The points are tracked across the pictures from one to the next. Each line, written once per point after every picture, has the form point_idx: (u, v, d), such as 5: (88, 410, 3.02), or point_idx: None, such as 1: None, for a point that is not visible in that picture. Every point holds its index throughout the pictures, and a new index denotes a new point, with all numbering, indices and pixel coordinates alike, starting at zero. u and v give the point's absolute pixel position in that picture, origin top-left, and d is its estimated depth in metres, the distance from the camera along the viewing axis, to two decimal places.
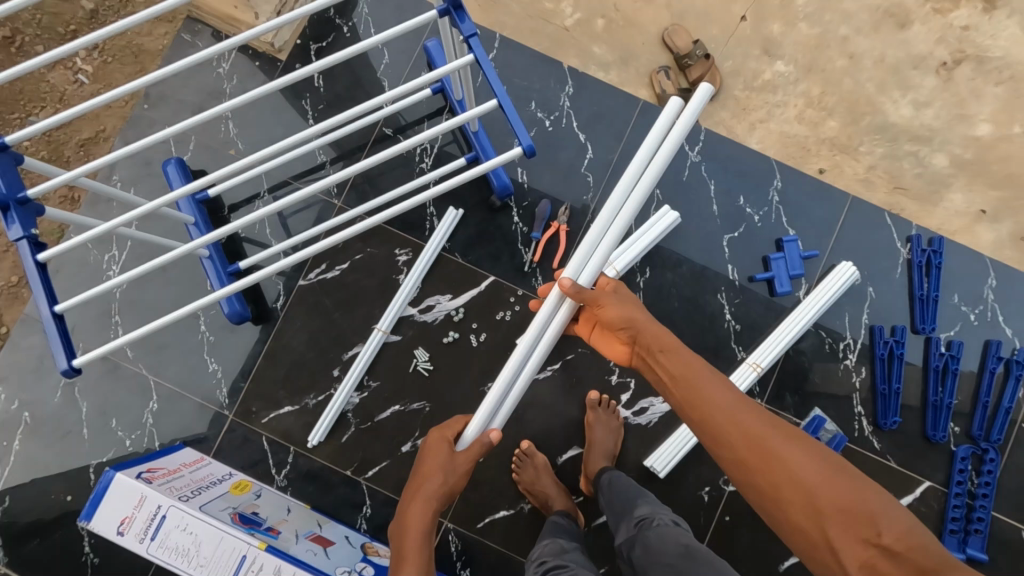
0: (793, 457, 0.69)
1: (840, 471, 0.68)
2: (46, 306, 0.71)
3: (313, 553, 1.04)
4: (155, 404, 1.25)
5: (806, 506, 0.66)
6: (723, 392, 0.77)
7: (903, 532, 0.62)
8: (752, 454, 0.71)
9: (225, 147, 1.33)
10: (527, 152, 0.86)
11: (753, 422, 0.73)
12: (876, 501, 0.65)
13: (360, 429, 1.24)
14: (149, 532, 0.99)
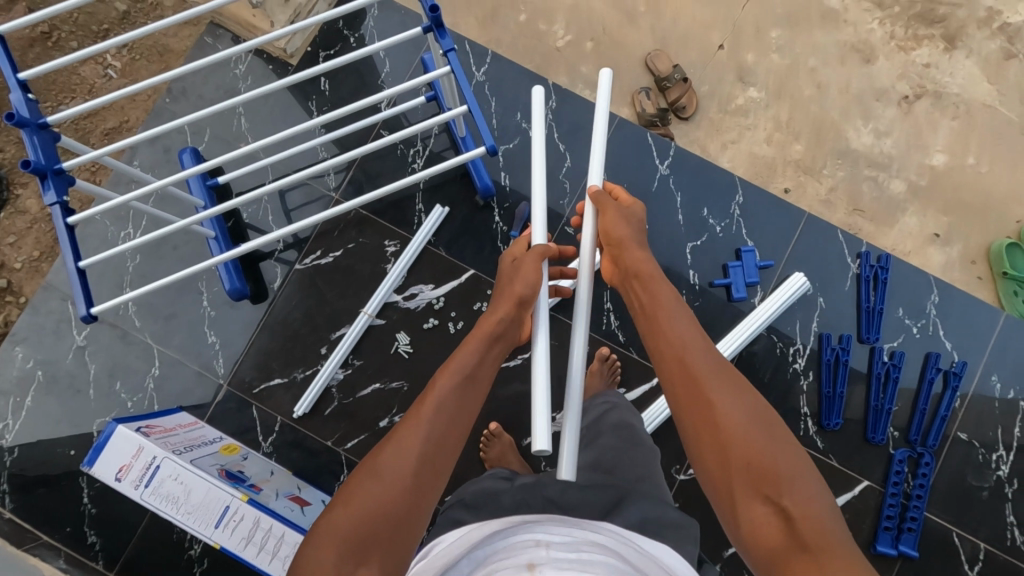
0: (730, 409, 0.75)
1: (769, 431, 0.74)
2: (71, 262, 0.83)
3: (290, 509, 1.15)
4: (157, 370, 1.36)
5: (720, 453, 0.74)
6: (687, 341, 0.84)
7: (802, 501, 0.68)
8: (693, 400, 0.78)
9: (237, 140, 1.46)
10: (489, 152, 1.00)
11: (703, 370, 0.80)
12: (790, 466, 0.71)
13: (343, 403, 1.34)
14: (144, 481, 1.09)
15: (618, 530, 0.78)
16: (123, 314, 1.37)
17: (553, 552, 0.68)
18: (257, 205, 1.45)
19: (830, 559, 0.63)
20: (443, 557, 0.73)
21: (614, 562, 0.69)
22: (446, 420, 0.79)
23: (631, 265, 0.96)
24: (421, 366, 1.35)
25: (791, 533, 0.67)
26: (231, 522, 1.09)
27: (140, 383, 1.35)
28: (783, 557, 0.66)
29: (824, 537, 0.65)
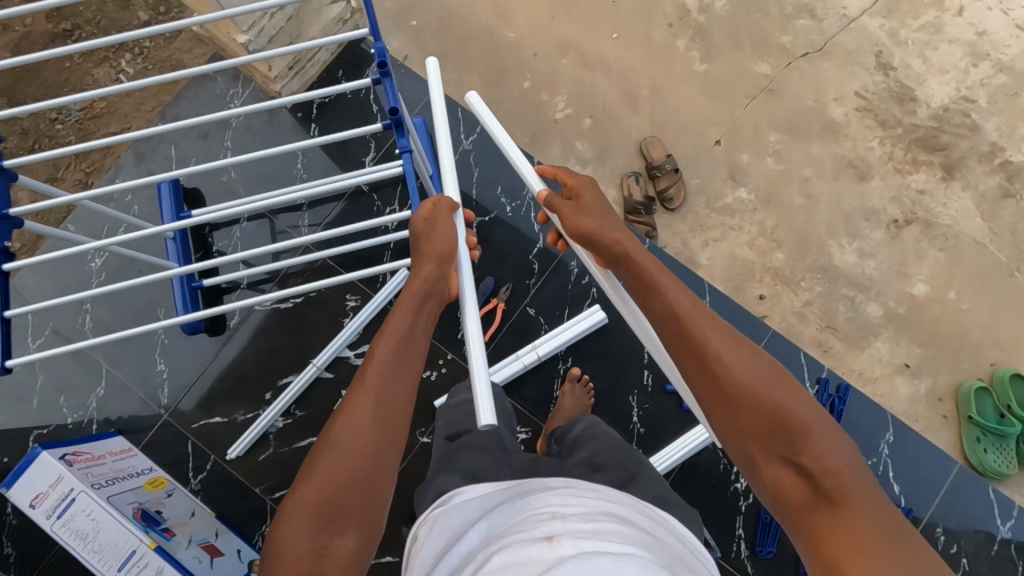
0: (739, 370, 0.71)
1: (783, 388, 0.70)
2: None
3: (198, 561, 1.14)
4: (102, 390, 1.36)
5: (737, 420, 0.70)
6: (685, 306, 0.77)
7: (824, 458, 0.64)
8: (702, 366, 0.73)
9: (220, 173, 1.48)
10: None
11: (711, 335, 0.74)
12: (805, 423, 0.67)
13: (278, 452, 1.34)
14: (57, 512, 1.08)
15: (631, 498, 0.74)
16: (79, 328, 1.38)
17: (571, 523, 0.61)
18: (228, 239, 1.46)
19: (853, 516, 0.60)
20: (468, 515, 0.73)
21: (630, 534, 0.63)
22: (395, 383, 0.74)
23: (608, 246, 0.87)
24: None
25: (813, 492, 0.63)
26: (136, 567, 1.08)
27: (85, 399, 1.36)
28: (807, 517, 0.63)
29: (847, 489, 0.62)
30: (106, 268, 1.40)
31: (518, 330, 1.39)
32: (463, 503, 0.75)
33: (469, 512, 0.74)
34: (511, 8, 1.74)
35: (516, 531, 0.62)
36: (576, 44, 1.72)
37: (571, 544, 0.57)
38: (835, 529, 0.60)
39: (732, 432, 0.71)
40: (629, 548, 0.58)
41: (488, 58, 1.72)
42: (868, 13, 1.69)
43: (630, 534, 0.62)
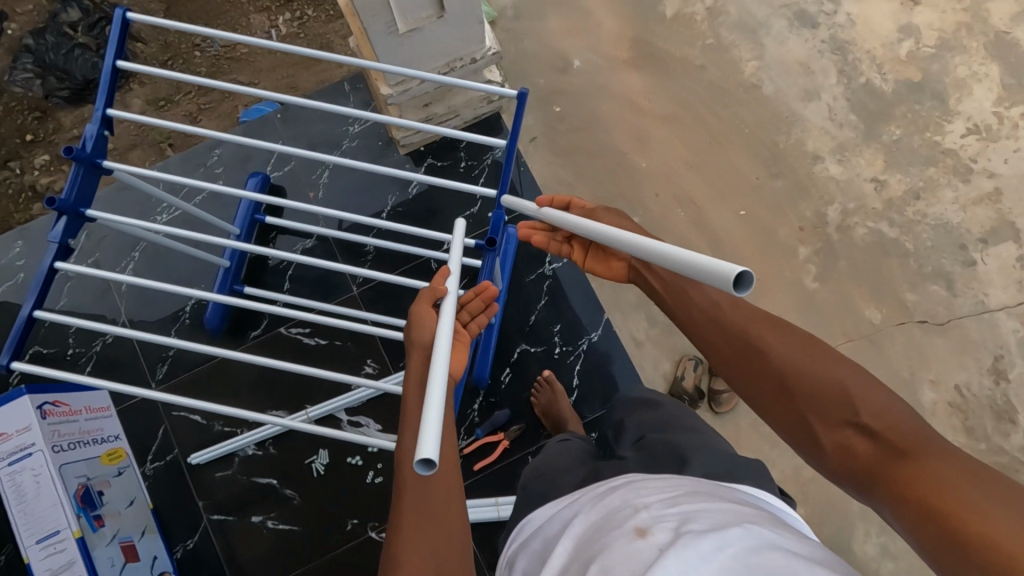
0: (773, 347, 0.69)
1: (817, 350, 0.67)
2: (27, 308, 0.84)
3: (110, 564, 1.11)
4: (110, 338, 1.37)
5: (784, 401, 0.67)
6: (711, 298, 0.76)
7: (880, 404, 0.62)
8: (741, 352, 0.71)
9: (308, 188, 1.44)
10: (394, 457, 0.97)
11: (740, 318, 0.73)
12: (856, 381, 0.64)
13: (234, 477, 1.32)
14: (9, 458, 1.08)
15: (723, 483, 0.75)
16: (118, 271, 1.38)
17: (656, 512, 0.63)
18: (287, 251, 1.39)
19: (935, 463, 0.57)
20: (545, 525, 0.75)
21: (727, 504, 0.65)
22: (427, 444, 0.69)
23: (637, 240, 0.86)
24: (321, 492, 1.31)
25: (888, 453, 0.60)
26: (54, 545, 1.07)
27: (93, 340, 1.37)
28: (893, 483, 0.58)
29: (923, 438, 0.59)
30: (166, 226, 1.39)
31: (510, 474, 1.32)
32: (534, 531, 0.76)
33: (552, 521, 0.75)
34: (653, 139, 1.68)
35: (608, 533, 0.62)
36: (699, 203, 1.64)
37: (665, 532, 0.59)
38: (932, 485, 0.55)
39: (790, 417, 0.67)
40: (728, 518, 0.61)
41: (609, 176, 1.66)
42: (1006, 312, 1.55)
43: (728, 504, 0.65)
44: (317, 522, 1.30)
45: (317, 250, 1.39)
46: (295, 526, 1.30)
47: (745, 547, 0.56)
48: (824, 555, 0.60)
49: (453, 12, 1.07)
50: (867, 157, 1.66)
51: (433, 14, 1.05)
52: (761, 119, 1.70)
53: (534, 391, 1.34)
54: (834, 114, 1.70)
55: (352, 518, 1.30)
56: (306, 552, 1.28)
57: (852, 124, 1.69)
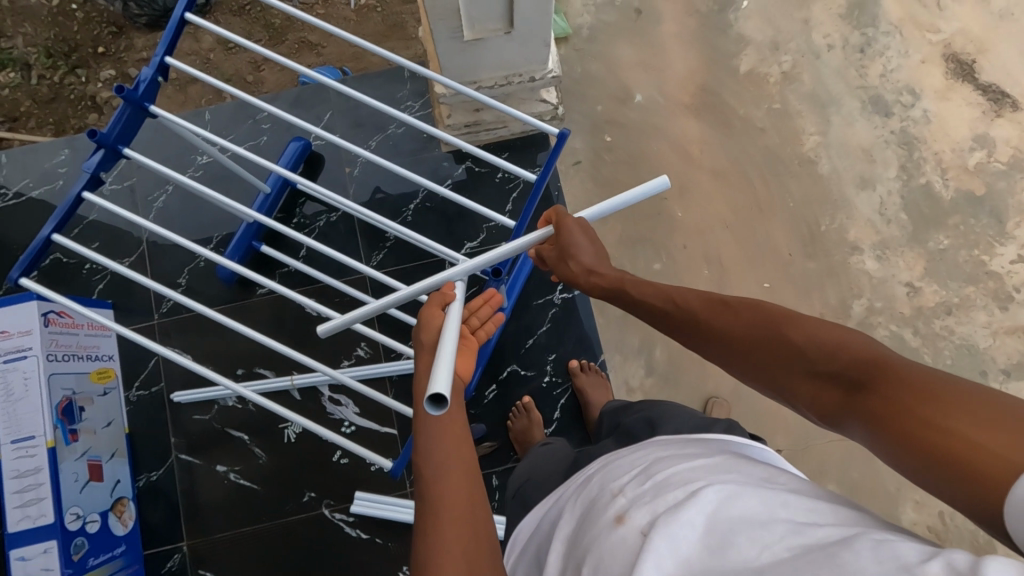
0: (726, 324, 0.71)
1: (761, 312, 0.69)
2: (48, 229, 0.88)
3: (72, 479, 1.16)
4: (126, 262, 1.41)
5: (751, 364, 0.69)
6: (666, 294, 0.79)
7: (830, 339, 0.62)
8: (702, 334, 0.74)
9: (345, 163, 1.44)
10: (391, 475, 0.99)
11: (692, 305, 0.76)
12: (802, 330, 0.64)
13: (210, 424, 1.35)
14: (6, 357, 1.15)
15: (693, 437, 0.74)
16: (151, 200, 1.42)
17: (632, 493, 0.62)
18: (311, 220, 1.41)
19: (892, 386, 0.55)
20: (536, 533, 0.76)
21: (710, 459, 0.64)
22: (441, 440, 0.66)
23: (580, 259, 0.89)
24: (288, 458, 1.33)
25: (851, 389, 0.60)
26: (26, 449, 1.13)
27: (111, 261, 1.41)
28: (865, 414, 0.57)
29: (879, 360, 0.57)
30: (204, 168, 1.41)
31: None
32: (528, 535, 0.77)
33: (544, 521, 0.75)
34: (695, 191, 1.66)
35: (591, 529, 0.62)
36: (725, 265, 1.62)
37: (641, 512, 0.58)
38: (886, 408, 0.55)
39: (765, 381, 0.68)
40: (701, 480, 0.60)
41: (642, 217, 1.64)
42: None
43: (701, 461, 0.64)
44: (276, 486, 1.32)
45: (339, 225, 1.41)
46: (255, 484, 1.32)
47: (720, 501, 0.55)
48: (794, 484, 0.60)
49: (521, 31, 1.07)
50: (907, 260, 1.61)
51: (500, 29, 1.06)
52: (809, 196, 1.66)
53: (511, 416, 1.36)
54: (885, 208, 1.65)
55: (310, 490, 1.32)
56: (260, 513, 1.31)
57: (901, 223, 1.64)
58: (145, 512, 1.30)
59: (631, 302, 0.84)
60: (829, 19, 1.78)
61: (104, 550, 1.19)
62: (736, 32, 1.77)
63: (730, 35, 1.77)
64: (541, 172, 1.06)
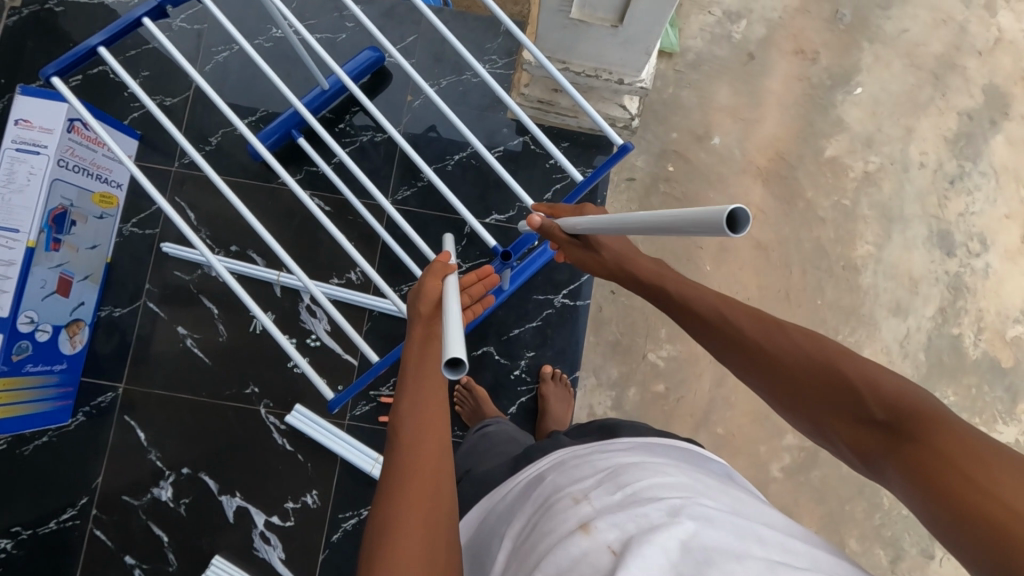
0: (777, 350, 0.68)
1: (817, 344, 0.66)
2: (95, 39, 0.86)
3: (40, 285, 1.17)
4: (167, 102, 1.39)
5: (790, 391, 0.67)
6: (716, 303, 0.77)
7: (890, 389, 0.58)
8: (747, 356, 0.71)
9: (410, 91, 1.41)
10: (329, 407, 0.95)
11: (741, 324, 0.73)
12: (861, 370, 0.61)
13: (187, 285, 1.34)
14: (21, 147, 1.16)
15: (663, 443, 0.68)
16: (213, 52, 1.40)
17: (599, 503, 0.54)
18: (355, 132, 1.38)
19: (939, 438, 0.53)
20: (480, 533, 0.69)
21: (690, 479, 0.58)
22: (420, 426, 0.61)
23: (612, 248, 0.89)
24: (246, 347, 1.33)
25: (893, 437, 0.57)
26: (7, 241, 1.14)
27: (154, 94, 1.39)
28: (903, 465, 0.55)
29: (931, 414, 0.55)
30: (275, 42, 1.38)
31: None
32: (472, 533, 0.70)
33: (499, 506, 0.69)
34: (732, 252, 1.62)
35: (545, 535, 0.54)
36: None
37: (608, 527, 0.51)
38: (929, 462, 0.53)
39: (806, 418, 0.66)
40: (677, 499, 0.53)
41: (670, 256, 1.61)
42: None
43: (673, 479, 0.57)
44: (226, 368, 1.32)
45: (380, 148, 1.38)
46: (207, 359, 1.32)
47: (695, 529, 0.48)
48: (767, 517, 0.55)
49: (627, 31, 1.03)
50: None
51: (608, 21, 1.02)
52: (840, 301, 1.62)
53: (457, 401, 1.33)
54: (907, 341, 1.60)
55: (254, 385, 1.32)
56: (200, 387, 1.31)
57: (916, 362, 1.60)
58: (97, 342, 1.31)
59: (673, 305, 0.82)
60: (934, 137, 1.71)
61: (45, 362, 1.20)
62: (837, 115, 1.70)
63: (830, 116, 1.70)
64: (589, 179, 1.01)
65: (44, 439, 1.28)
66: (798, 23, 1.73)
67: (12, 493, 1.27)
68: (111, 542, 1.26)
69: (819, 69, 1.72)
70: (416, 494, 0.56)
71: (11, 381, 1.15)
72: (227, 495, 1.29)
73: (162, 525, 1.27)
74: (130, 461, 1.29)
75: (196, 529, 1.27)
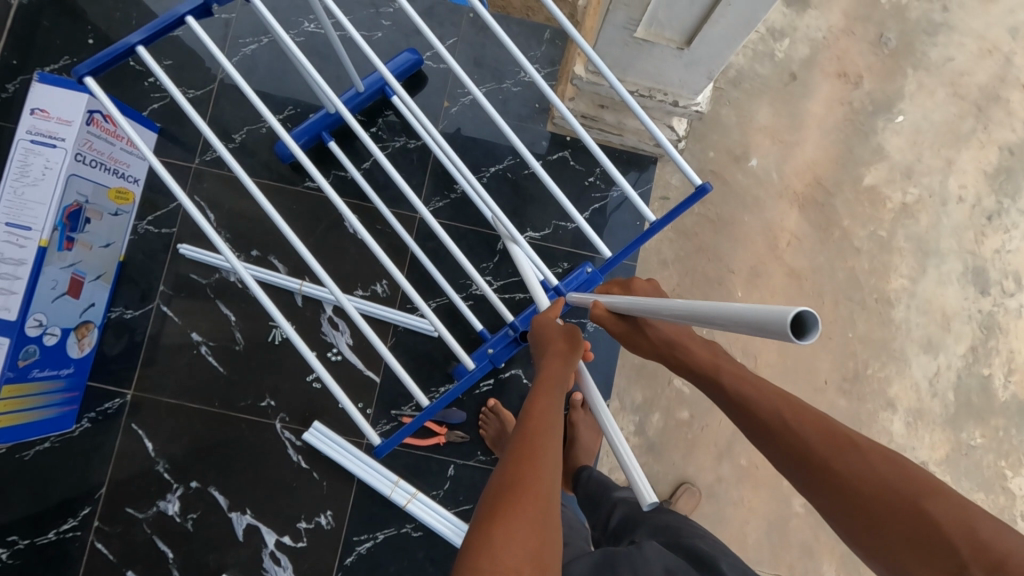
0: (854, 475, 0.64)
1: (899, 473, 0.62)
2: (137, 37, 0.80)
3: (50, 287, 1.10)
4: (190, 94, 1.32)
5: (866, 526, 0.62)
6: (780, 406, 0.72)
7: (991, 546, 0.55)
8: (816, 475, 0.66)
9: (447, 96, 1.34)
10: (374, 452, 0.86)
11: (810, 438, 0.68)
12: (954, 515, 0.58)
13: (203, 289, 1.28)
14: (35, 138, 1.09)
15: None
16: (240, 44, 1.33)
17: None
18: (388, 136, 1.32)
19: None
20: None
21: None
22: (547, 435, 0.67)
23: (661, 332, 0.84)
24: (264, 356, 1.27)
25: None
26: (17, 239, 1.07)
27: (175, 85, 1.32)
28: None
29: None
30: (307, 36, 1.31)
31: (425, 466, 1.26)
32: None
33: None
34: (764, 279, 1.58)
35: None
36: (758, 364, 1.55)
37: None
38: None
39: (881, 555, 0.61)
40: None
41: (701, 281, 1.56)
42: None
43: None
44: (241, 379, 1.26)
45: (413, 155, 1.32)
46: (221, 368, 1.26)
47: None
48: None
49: (693, 55, 0.98)
50: (933, 439, 1.55)
51: (674, 43, 0.97)
52: (870, 335, 1.58)
53: (480, 421, 1.27)
54: (936, 380, 1.57)
55: (270, 397, 1.26)
56: (213, 396, 1.25)
57: (945, 401, 1.57)
58: (106, 343, 1.24)
59: (730, 401, 0.76)
60: (974, 171, 1.67)
61: (51, 366, 1.13)
62: (878, 143, 1.66)
63: (870, 143, 1.65)
64: (659, 223, 0.89)
65: (46, 445, 1.21)
66: (843, 44, 1.67)
67: (10, 500, 1.20)
68: (112, 556, 1.21)
69: (862, 94, 1.67)
70: (532, 484, 0.61)
71: (17, 388, 1.08)
72: (237, 512, 1.23)
73: (167, 540, 1.22)
74: (136, 472, 1.23)
75: (204, 546, 1.22)
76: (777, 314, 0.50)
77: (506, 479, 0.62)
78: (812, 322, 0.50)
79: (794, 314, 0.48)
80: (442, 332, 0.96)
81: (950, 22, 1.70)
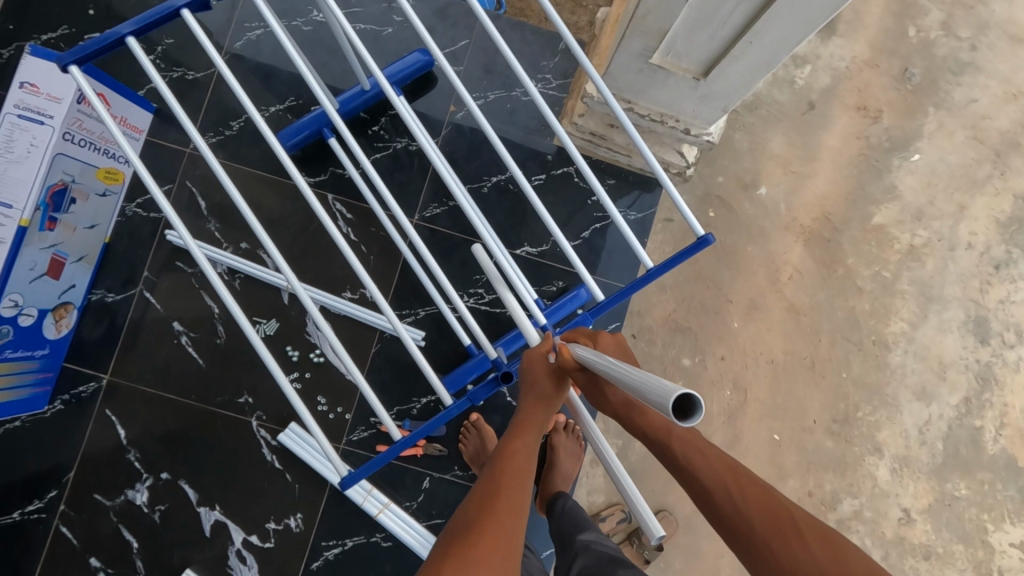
0: (791, 559, 0.62)
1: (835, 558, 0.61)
2: (126, 28, 0.77)
3: (28, 268, 1.07)
4: (189, 76, 1.28)
5: None
6: (723, 475, 0.68)
7: None
8: (755, 552, 0.64)
9: (453, 101, 1.31)
10: (341, 484, 0.81)
11: (751, 514, 0.65)
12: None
13: (188, 278, 1.25)
14: (22, 113, 1.06)
15: None
16: (245, 28, 1.29)
17: None
18: (389, 137, 1.28)
19: None
20: None
21: None
22: (516, 479, 0.67)
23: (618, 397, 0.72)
24: (244, 352, 1.24)
25: None
26: None
27: (175, 65, 1.28)
28: None
29: None
30: (314, 26, 1.27)
31: (401, 478, 1.24)
32: None
33: None
34: (762, 311, 1.55)
35: None
36: (748, 397, 1.53)
37: None
38: None
39: None
40: None
41: (698, 309, 1.54)
42: None
43: None
44: (220, 373, 1.23)
45: (414, 159, 1.28)
46: (201, 360, 1.23)
47: None
48: None
49: (709, 87, 0.95)
50: (917, 488, 1.53)
51: (690, 73, 0.93)
52: (865, 377, 1.56)
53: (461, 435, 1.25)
54: (927, 427, 1.55)
55: (248, 395, 1.23)
56: (191, 388, 1.23)
57: (933, 450, 1.55)
58: (85, 325, 1.21)
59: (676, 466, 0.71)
60: (986, 218, 1.63)
61: (25, 348, 1.10)
62: (891, 181, 1.62)
63: (883, 181, 1.62)
64: (657, 269, 0.85)
65: (16, 424, 1.19)
66: (865, 77, 1.63)
67: None
68: (76, 541, 1.19)
69: (880, 130, 1.62)
70: (493, 525, 0.60)
71: None
72: (206, 507, 1.21)
73: (133, 529, 1.20)
74: (105, 457, 1.21)
75: (170, 539, 1.20)
76: (663, 389, 0.49)
77: (469, 522, 0.61)
78: (701, 403, 0.49)
79: (672, 396, 0.47)
80: (415, 356, 0.86)
81: (977, 63, 1.65)
